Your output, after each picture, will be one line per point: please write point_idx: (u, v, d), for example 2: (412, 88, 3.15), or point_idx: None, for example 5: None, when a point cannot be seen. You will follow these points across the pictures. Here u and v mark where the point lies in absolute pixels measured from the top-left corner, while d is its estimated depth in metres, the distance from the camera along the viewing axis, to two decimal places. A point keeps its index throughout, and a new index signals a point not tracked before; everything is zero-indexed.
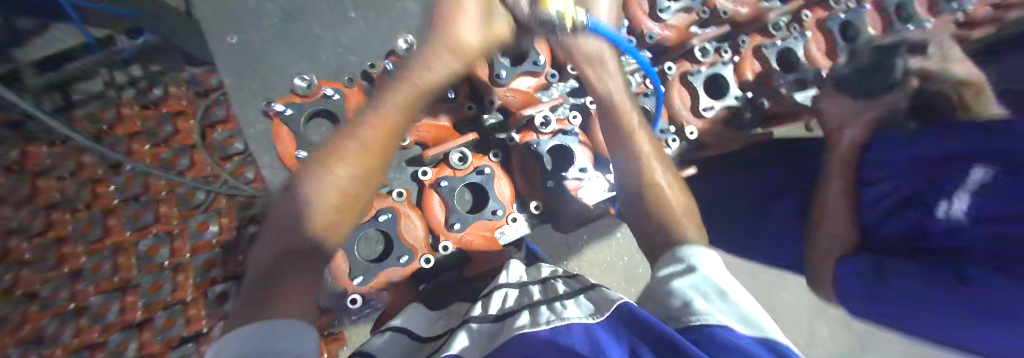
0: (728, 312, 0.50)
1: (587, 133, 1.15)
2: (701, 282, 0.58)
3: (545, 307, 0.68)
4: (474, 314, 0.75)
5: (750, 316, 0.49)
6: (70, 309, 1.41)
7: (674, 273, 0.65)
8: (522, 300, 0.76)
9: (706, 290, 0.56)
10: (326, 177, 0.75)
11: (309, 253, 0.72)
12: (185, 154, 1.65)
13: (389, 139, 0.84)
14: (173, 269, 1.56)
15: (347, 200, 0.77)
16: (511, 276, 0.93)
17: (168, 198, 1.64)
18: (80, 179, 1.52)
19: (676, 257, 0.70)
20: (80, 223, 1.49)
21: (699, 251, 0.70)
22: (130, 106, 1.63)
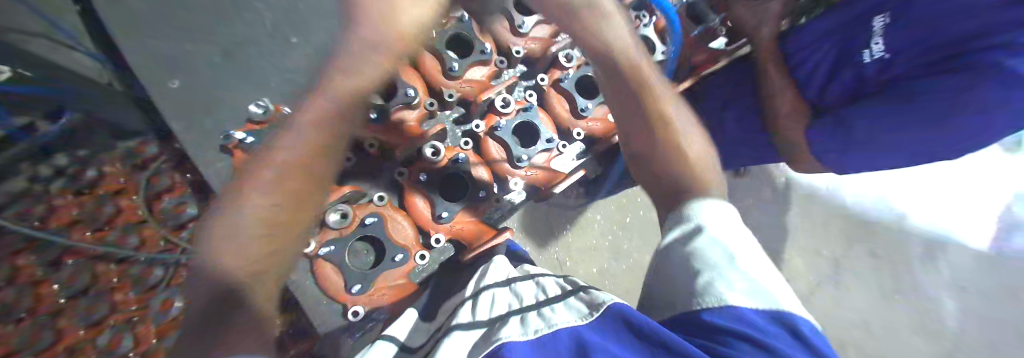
0: (733, 284, 0.55)
1: (546, 108, 1.22)
2: (706, 245, 0.61)
3: (535, 312, 0.75)
4: (460, 322, 0.82)
5: (753, 284, 0.56)
6: None
7: (681, 233, 0.68)
8: (516, 302, 0.82)
9: (715, 256, 0.59)
10: (239, 206, 0.49)
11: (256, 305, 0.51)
12: (134, 233, 1.54)
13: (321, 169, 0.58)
14: (140, 356, 1.43)
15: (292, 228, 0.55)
16: (495, 275, 0.96)
17: (123, 284, 1.51)
18: (18, 285, 1.32)
19: (682, 213, 0.72)
20: (24, 332, 1.29)
21: (708, 205, 0.70)
22: (63, 194, 1.48)
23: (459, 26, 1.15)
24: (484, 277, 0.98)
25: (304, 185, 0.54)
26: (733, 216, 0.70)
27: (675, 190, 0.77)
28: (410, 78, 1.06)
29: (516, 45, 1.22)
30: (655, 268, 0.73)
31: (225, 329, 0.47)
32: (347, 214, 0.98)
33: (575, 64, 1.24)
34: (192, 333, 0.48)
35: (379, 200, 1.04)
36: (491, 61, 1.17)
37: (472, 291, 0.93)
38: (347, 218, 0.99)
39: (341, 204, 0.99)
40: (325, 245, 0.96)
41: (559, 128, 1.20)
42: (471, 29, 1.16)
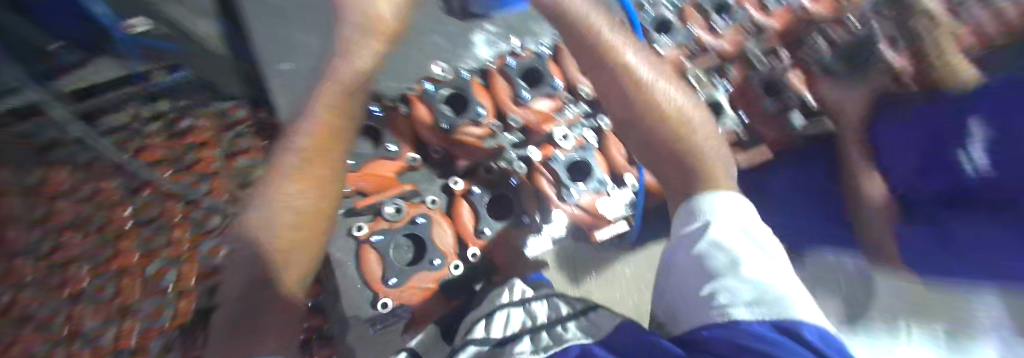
0: (738, 291, 0.58)
1: (604, 149, 1.19)
2: (713, 251, 0.67)
3: (547, 331, 0.77)
4: (476, 336, 0.86)
5: (761, 289, 0.57)
6: (64, 335, 1.33)
7: (692, 237, 0.74)
8: (532, 320, 0.85)
9: (720, 263, 0.64)
10: (269, 197, 0.81)
11: (277, 287, 0.77)
12: (206, 180, 1.72)
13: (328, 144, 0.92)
14: (177, 292, 1.47)
15: (307, 219, 0.84)
16: (514, 293, 0.98)
17: (182, 223, 1.64)
18: (94, 204, 1.55)
19: (695, 214, 0.78)
20: (90, 245, 1.50)
21: (715, 208, 0.75)
22: (156, 135, 1.74)
23: (534, 60, 1.23)
24: (506, 294, 0.99)
25: (315, 184, 0.86)
26: (745, 220, 0.73)
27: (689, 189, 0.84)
28: (480, 99, 1.15)
29: (583, 85, 1.22)
30: (671, 273, 0.78)
31: (256, 299, 0.74)
32: (402, 209, 1.09)
33: None
34: (236, 295, 0.75)
35: (431, 204, 1.13)
36: (559, 97, 1.20)
37: (490, 309, 0.94)
38: (400, 212, 1.09)
39: (398, 199, 1.10)
40: (378, 233, 1.07)
41: (614, 170, 1.16)
42: (545, 65, 1.23)
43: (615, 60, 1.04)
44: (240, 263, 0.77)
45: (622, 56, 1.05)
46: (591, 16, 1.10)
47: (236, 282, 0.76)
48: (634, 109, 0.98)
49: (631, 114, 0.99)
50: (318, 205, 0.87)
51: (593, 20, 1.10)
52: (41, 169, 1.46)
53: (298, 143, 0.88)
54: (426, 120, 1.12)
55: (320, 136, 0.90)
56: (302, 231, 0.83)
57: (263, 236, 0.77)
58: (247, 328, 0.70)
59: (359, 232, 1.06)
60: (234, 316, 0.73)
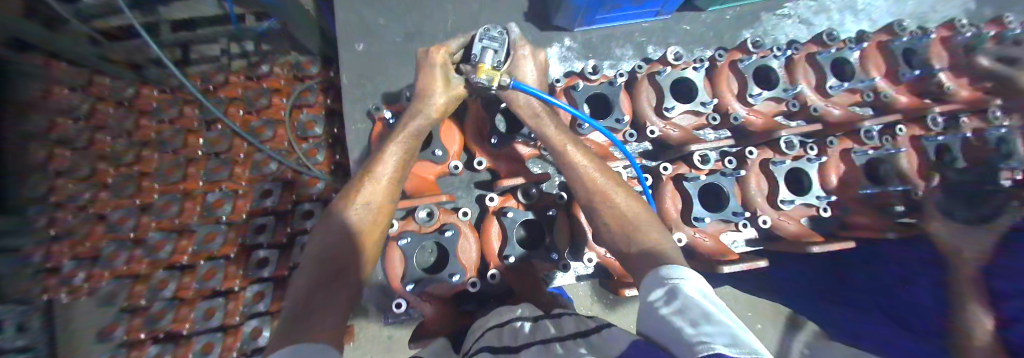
0: (720, 336, 0.45)
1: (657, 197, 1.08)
2: (684, 307, 0.55)
3: (558, 345, 0.60)
4: (491, 345, 0.67)
5: (742, 338, 0.45)
6: (130, 238, 1.61)
7: (658, 300, 0.61)
8: (537, 335, 0.68)
9: (694, 315, 0.52)
10: (351, 213, 0.83)
11: (341, 281, 0.75)
12: (270, 127, 1.82)
13: (399, 171, 0.91)
14: (228, 224, 1.68)
15: (371, 230, 0.85)
16: (527, 310, 0.82)
17: (243, 162, 1.80)
18: (177, 129, 1.76)
19: (659, 278, 0.66)
20: (168, 164, 1.71)
21: (683, 272, 0.65)
22: (238, 75, 1.88)
23: (606, 87, 1.07)
24: (519, 311, 0.83)
25: (384, 198, 0.87)
26: (704, 283, 0.64)
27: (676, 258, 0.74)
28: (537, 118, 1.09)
29: (653, 125, 1.08)
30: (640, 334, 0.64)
31: (315, 293, 0.71)
32: (434, 216, 0.98)
33: (709, 168, 1.05)
34: (297, 292, 0.72)
35: (463, 215, 1.01)
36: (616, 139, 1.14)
37: (500, 320, 0.78)
38: (431, 218, 0.98)
39: (431, 204, 0.99)
40: (403, 235, 0.96)
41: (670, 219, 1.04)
42: (617, 95, 1.07)
43: (570, 165, 0.92)
44: (307, 262, 0.78)
45: (574, 159, 0.92)
46: (550, 129, 0.95)
47: (301, 280, 0.74)
48: (594, 222, 0.89)
49: (623, 242, 0.83)
50: (383, 218, 0.87)
51: (553, 134, 0.94)
52: (136, 87, 1.78)
53: (375, 164, 0.90)
54: (475, 133, 1.10)
55: (399, 162, 0.92)
56: (364, 241, 0.83)
57: (341, 241, 0.80)
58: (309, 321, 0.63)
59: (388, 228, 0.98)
60: (291, 311, 0.68)
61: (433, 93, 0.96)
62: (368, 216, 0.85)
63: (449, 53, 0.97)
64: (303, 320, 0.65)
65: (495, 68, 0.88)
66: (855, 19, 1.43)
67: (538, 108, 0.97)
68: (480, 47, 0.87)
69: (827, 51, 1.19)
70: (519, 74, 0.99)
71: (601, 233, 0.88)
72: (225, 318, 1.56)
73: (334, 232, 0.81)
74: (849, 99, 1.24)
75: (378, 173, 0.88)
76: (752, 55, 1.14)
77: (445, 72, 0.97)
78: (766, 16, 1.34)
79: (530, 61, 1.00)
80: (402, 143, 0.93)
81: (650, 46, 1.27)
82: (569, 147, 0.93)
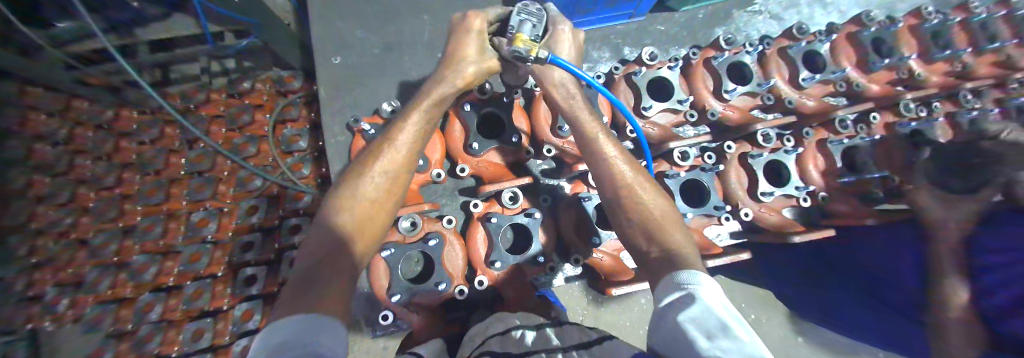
0: (732, 350, 0.44)
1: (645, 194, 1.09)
2: (700, 318, 0.54)
3: (562, 353, 0.60)
4: (493, 349, 0.66)
5: (755, 354, 0.44)
6: (113, 262, 1.60)
7: (673, 307, 0.61)
8: (540, 344, 0.66)
9: (709, 325, 0.52)
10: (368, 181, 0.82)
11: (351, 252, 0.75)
12: (254, 143, 1.81)
13: (415, 145, 0.90)
14: (213, 243, 1.67)
15: (386, 202, 0.84)
16: (526, 319, 0.82)
17: (228, 179, 1.82)
18: (157, 147, 1.78)
19: (676, 285, 0.66)
20: (149, 185, 1.70)
21: (700, 280, 0.65)
22: (219, 92, 1.92)
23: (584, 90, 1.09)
24: (517, 319, 0.82)
25: (400, 169, 0.87)
26: (720, 293, 0.63)
27: (666, 259, 0.75)
28: (516, 123, 1.11)
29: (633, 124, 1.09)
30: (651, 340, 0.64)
31: (326, 258, 0.71)
32: (418, 226, 0.98)
33: (689, 164, 1.07)
34: (309, 252, 0.73)
35: (447, 223, 1.01)
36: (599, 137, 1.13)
37: (501, 327, 0.77)
38: (415, 227, 0.99)
39: (415, 214, 0.99)
40: (387, 246, 0.95)
41: None
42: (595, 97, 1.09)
43: (598, 151, 0.92)
44: (324, 222, 0.78)
45: (607, 150, 0.92)
46: (581, 110, 0.96)
47: (315, 243, 0.74)
48: (617, 218, 0.87)
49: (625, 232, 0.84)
50: (398, 191, 0.86)
51: (587, 121, 0.95)
52: (115, 109, 1.77)
53: (396, 132, 0.88)
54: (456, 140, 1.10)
55: (416, 136, 0.90)
56: (378, 210, 0.82)
57: (358, 205, 0.80)
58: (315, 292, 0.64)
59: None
60: (301, 272, 0.69)
61: (463, 60, 0.92)
62: (384, 184, 0.84)
63: (485, 20, 0.94)
64: (306, 287, 0.64)
65: (533, 40, 0.83)
66: (825, 12, 1.47)
67: (573, 90, 0.97)
68: (518, 19, 0.86)
69: (799, 44, 1.21)
70: (557, 47, 0.94)
71: (621, 229, 0.87)
72: (215, 338, 1.54)
73: (350, 195, 0.81)
74: (824, 89, 1.26)
75: (397, 145, 0.87)
76: (725, 52, 1.16)
77: (479, 38, 0.93)
78: (738, 13, 1.37)
79: (570, 39, 0.97)
80: (424, 113, 0.91)
81: (627, 46, 1.28)
82: (601, 139, 0.93)
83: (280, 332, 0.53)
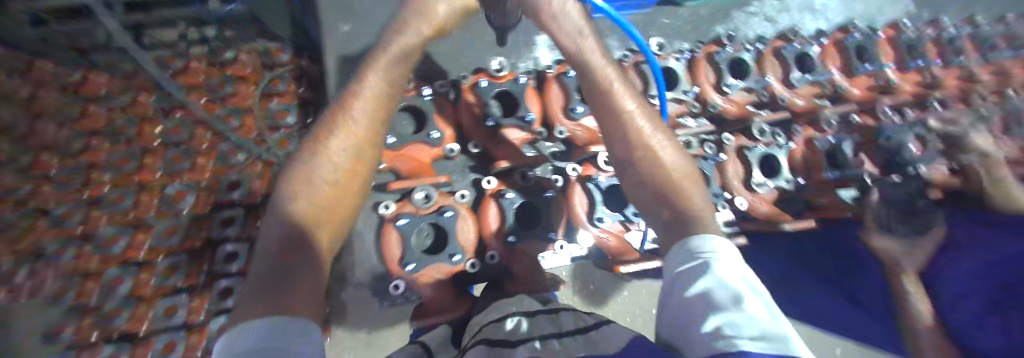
0: (743, 326, 0.51)
1: None
2: (713, 287, 0.60)
3: (556, 340, 0.64)
4: (490, 336, 0.70)
5: (765, 332, 0.50)
6: (77, 234, 1.35)
7: (688, 274, 0.66)
8: (536, 331, 0.69)
9: (721, 297, 0.57)
10: (324, 163, 0.83)
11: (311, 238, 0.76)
12: (237, 115, 1.70)
13: (370, 120, 0.91)
14: (191, 217, 1.59)
15: (345, 177, 0.85)
16: (522, 305, 0.84)
17: (208, 152, 1.74)
18: (128, 116, 1.65)
19: (690, 251, 0.70)
20: (115, 156, 1.55)
21: (716, 245, 0.69)
22: (200, 61, 1.74)
23: None
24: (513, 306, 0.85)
25: (359, 147, 0.88)
26: (739, 259, 0.68)
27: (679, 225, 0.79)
28: (532, 103, 1.10)
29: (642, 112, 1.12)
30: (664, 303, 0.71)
31: (290, 247, 0.72)
32: (432, 199, 0.97)
33: (693, 152, 1.12)
34: (269, 247, 0.72)
35: (460, 197, 1.02)
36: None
37: (497, 315, 0.80)
38: (429, 200, 0.97)
39: (428, 186, 0.98)
40: (401, 216, 0.94)
41: None
42: None
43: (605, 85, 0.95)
44: (281, 212, 0.78)
45: (618, 90, 0.94)
46: (587, 48, 1.00)
47: (274, 235, 0.74)
48: (636, 172, 0.89)
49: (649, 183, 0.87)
50: (356, 166, 0.88)
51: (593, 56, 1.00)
52: (82, 72, 1.63)
53: (348, 109, 0.89)
54: (471, 117, 1.08)
55: (370, 113, 0.91)
56: (340, 195, 0.84)
57: (317, 190, 0.80)
58: (279, 279, 0.65)
59: (383, 210, 0.95)
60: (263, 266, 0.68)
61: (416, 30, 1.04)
62: (342, 168, 0.85)
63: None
64: (275, 282, 0.64)
65: None
66: (814, 19, 1.56)
67: (577, 26, 1.01)
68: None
69: (792, 46, 1.30)
70: None
71: (638, 189, 0.89)
72: (189, 315, 1.49)
73: (306, 181, 0.81)
74: (812, 91, 1.35)
75: (350, 122, 0.88)
76: (726, 48, 1.23)
77: (434, 5, 1.05)
78: (737, 14, 1.44)
79: None
80: (381, 72, 0.95)
81: (633, 36, 1.32)
82: (615, 83, 0.95)
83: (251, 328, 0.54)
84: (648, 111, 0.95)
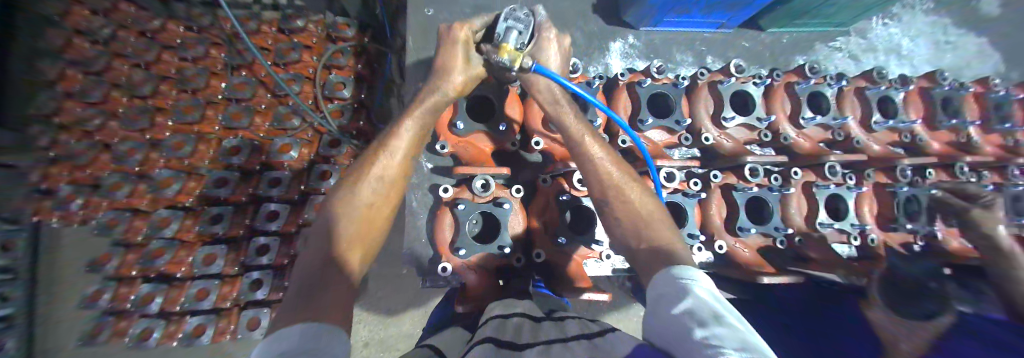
0: (731, 342, 0.46)
1: (705, 210, 1.10)
2: (693, 308, 0.56)
3: (562, 344, 0.61)
4: (496, 333, 0.66)
5: (752, 345, 0.46)
6: (136, 172, 1.64)
7: (668, 301, 0.63)
8: (543, 335, 0.67)
9: (703, 317, 0.53)
10: (365, 188, 0.81)
11: (347, 258, 0.75)
12: (299, 82, 1.77)
13: (411, 151, 0.87)
14: (244, 172, 1.66)
15: (382, 205, 0.83)
16: (528, 309, 0.82)
17: (266, 112, 1.73)
18: (200, 67, 1.71)
19: (671, 278, 0.67)
20: (188, 103, 1.66)
21: (694, 273, 0.67)
22: (271, 26, 1.82)
23: (669, 88, 1.10)
24: (519, 307, 0.83)
25: (397, 175, 0.85)
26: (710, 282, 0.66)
27: (669, 258, 0.76)
28: (599, 110, 1.11)
29: (708, 133, 1.11)
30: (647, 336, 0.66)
31: (327, 267, 0.71)
32: (489, 188, 0.97)
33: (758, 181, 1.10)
34: (310, 263, 0.71)
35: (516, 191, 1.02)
36: (672, 136, 1.12)
37: (503, 312, 0.77)
38: (487, 189, 0.97)
39: (488, 175, 0.97)
40: (460, 201, 0.96)
41: (717, 229, 1.09)
42: (678, 99, 1.10)
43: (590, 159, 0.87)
44: (321, 228, 0.76)
45: (594, 153, 0.87)
46: (569, 117, 0.91)
47: (312, 251, 0.74)
48: (611, 226, 0.87)
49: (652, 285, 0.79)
50: (394, 194, 0.85)
51: (578, 127, 0.89)
52: (164, 20, 1.71)
53: (391, 138, 0.86)
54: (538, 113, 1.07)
55: (411, 143, 0.88)
56: (374, 220, 0.81)
57: (354, 215, 0.78)
58: (317, 301, 0.63)
59: (443, 193, 0.97)
60: (301, 284, 0.67)
61: (453, 69, 0.88)
62: (381, 193, 0.83)
63: (474, 30, 0.89)
64: (314, 299, 0.64)
65: (518, 50, 0.80)
66: (899, 62, 1.49)
67: (560, 97, 0.91)
68: (504, 26, 0.78)
69: (876, 88, 1.25)
70: (543, 57, 0.93)
71: (611, 231, 0.87)
72: (226, 266, 1.58)
73: (348, 203, 0.79)
74: (889, 138, 1.29)
75: (394, 148, 0.85)
76: (810, 80, 1.20)
77: (467, 48, 0.88)
78: (820, 47, 1.40)
79: (555, 44, 0.94)
80: (425, 106, 0.88)
81: (709, 57, 1.31)
82: (591, 142, 0.88)
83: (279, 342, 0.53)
84: (645, 188, 0.88)
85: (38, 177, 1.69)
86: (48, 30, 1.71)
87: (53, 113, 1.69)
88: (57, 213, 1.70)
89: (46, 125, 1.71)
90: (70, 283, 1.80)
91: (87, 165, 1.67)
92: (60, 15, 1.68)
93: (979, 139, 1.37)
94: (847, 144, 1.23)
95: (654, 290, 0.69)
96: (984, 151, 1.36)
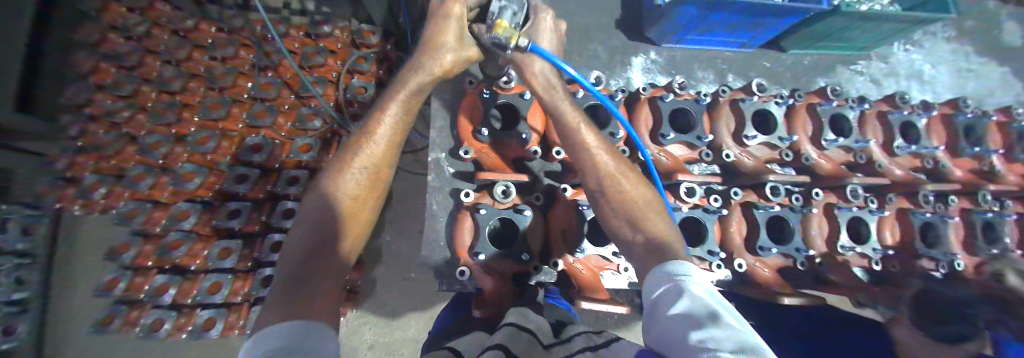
0: (726, 342, 0.47)
1: (722, 226, 1.11)
2: (691, 310, 0.56)
3: None
4: (505, 341, 0.64)
5: (747, 344, 0.46)
6: (160, 164, 1.69)
7: (665, 300, 0.63)
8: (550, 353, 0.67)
9: (700, 316, 0.54)
10: (348, 178, 0.82)
11: (332, 250, 0.76)
12: (322, 85, 1.81)
13: (394, 139, 0.89)
14: (263, 169, 1.69)
15: (367, 194, 0.84)
16: (537, 320, 0.81)
17: (289, 112, 1.78)
18: (228, 67, 1.77)
19: (667, 276, 0.68)
20: (214, 100, 1.71)
21: (690, 270, 0.68)
22: (298, 30, 1.88)
23: (690, 103, 1.12)
24: (529, 316, 0.81)
25: (381, 164, 0.86)
26: (706, 279, 0.67)
27: (661, 250, 0.77)
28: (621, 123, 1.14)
29: (729, 150, 1.11)
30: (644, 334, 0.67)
31: (311, 259, 0.72)
32: (510, 195, 0.98)
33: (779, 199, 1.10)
34: (293, 258, 0.72)
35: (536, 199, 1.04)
36: (694, 151, 1.12)
37: (512, 320, 0.75)
38: (508, 195, 0.98)
39: (509, 182, 0.99)
40: (481, 206, 0.98)
41: (735, 247, 1.08)
42: (699, 115, 1.12)
43: (583, 148, 0.89)
44: (304, 221, 0.77)
45: (585, 138, 0.90)
46: (563, 102, 0.94)
47: (296, 245, 0.74)
48: (603, 211, 0.88)
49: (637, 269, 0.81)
50: (380, 183, 0.87)
51: (568, 111, 0.93)
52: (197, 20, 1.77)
53: (374, 126, 0.87)
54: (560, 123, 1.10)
55: (395, 132, 0.89)
56: (360, 210, 0.83)
57: (338, 207, 0.79)
58: (302, 296, 0.65)
59: (464, 198, 0.99)
60: (285, 278, 0.68)
61: (443, 48, 0.93)
62: (366, 182, 0.84)
63: (465, 6, 0.94)
64: (300, 294, 0.65)
65: (515, 28, 0.81)
66: (920, 89, 1.49)
67: (554, 81, 0.95)
68: (499, 5, 0.81)
69: (898, 113, 1.26)
70: (537, 38, 0.97)
71: (603, 217, 0.88)
72: (240, 261, 1.59)
73: (330, 195, 0.80)
74: (912, 164, 1.28)
75: (376, 137, 0.86)
76: (832, 102, 1.21)
77: (459, 24, 0.93)
78: (841, 70, 1.41)
79: (548, 26, 0.99)
80: (406, 96, 0.91)
81: (732, 76, 1.32)
82: (584, 129, 0.91)
83: (262, 341, 0.54)
84: (641, 174, 0.91)
85: (65, 165, 1.74)
86: (87, 26, 1.79)
87: (86, 105, 1.75)
88: (78, 201, 1.74)
89: (77, 115, 1.78)
90: (85, 270, 1.83)
91: (114, 155, 1.73)
92: (100, 12, 1.76)
93: (1004, 169, 1.35)
94: (869, 168, 1.21)
95: (651, 289, 0.70)
96: (1010, 182, 1.33)
